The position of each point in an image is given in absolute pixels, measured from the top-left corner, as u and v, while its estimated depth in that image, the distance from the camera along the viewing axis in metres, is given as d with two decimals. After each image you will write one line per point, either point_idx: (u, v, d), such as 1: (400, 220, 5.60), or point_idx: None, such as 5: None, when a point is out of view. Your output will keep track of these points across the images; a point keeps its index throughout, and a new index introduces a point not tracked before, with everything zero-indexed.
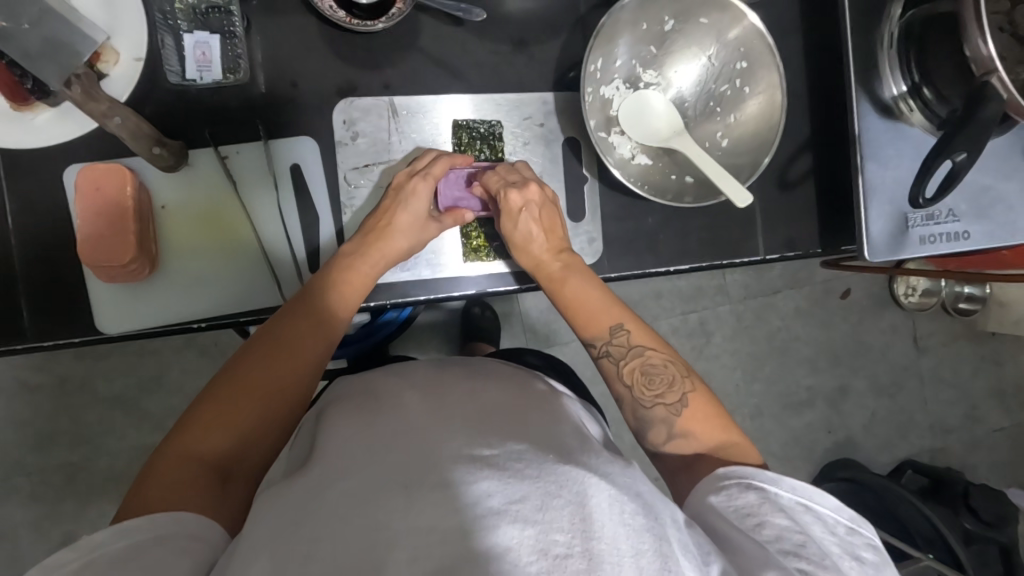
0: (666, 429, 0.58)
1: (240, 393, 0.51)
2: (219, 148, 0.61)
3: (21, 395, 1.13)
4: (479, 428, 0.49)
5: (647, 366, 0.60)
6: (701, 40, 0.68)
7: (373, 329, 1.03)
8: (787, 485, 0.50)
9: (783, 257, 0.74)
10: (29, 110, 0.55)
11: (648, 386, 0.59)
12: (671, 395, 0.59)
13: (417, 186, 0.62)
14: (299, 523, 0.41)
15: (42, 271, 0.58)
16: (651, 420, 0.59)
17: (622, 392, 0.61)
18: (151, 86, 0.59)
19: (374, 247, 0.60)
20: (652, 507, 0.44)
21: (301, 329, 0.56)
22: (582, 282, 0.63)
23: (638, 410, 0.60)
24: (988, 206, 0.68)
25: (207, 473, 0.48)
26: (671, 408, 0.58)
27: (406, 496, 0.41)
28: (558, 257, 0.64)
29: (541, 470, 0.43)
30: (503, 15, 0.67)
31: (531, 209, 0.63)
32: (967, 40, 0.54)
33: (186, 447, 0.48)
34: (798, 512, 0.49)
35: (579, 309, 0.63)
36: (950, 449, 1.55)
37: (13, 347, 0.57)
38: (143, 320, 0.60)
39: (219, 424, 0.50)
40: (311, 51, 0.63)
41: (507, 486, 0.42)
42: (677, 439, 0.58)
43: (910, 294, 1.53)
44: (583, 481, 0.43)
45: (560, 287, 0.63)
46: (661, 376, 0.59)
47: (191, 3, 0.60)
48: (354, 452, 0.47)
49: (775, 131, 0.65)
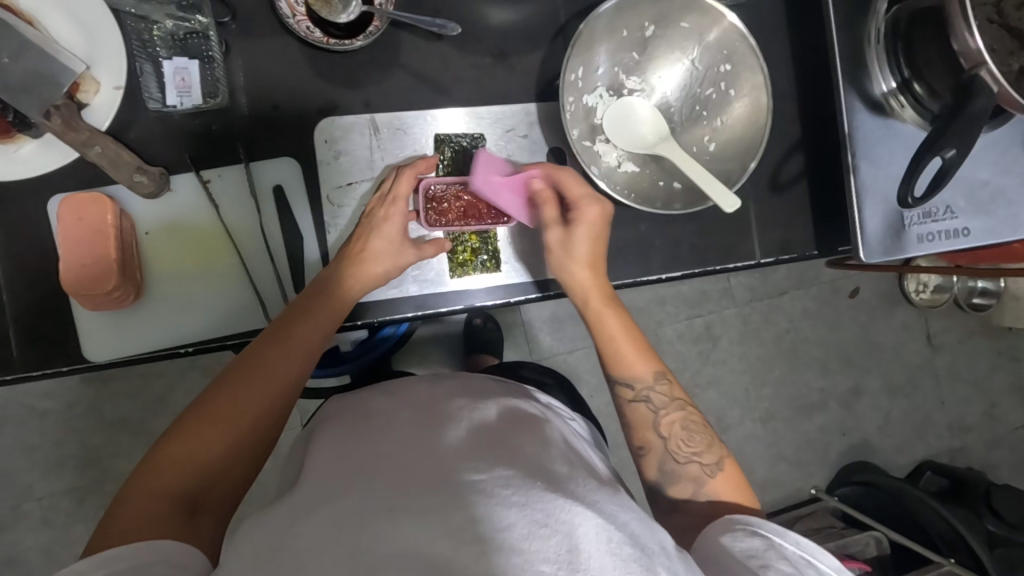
0: (692, 487, 0.57)
1: (220, 418, 0.51)
2: (200, 172, 0.61)
3: (29, 422, 1.14)
4: (464, 451, 0.48)
5: (686, 423, 0.59)
6: (683, 44, 0.67)
7: (372, 345, 1.02)
8: (793, 539, 0.48)
9: (779, 261, 0.73)
10: (12, 142, 0.56)
11: (686, 444, 0.58)
12: (708, 456, 0.58)
13: (390, 212, 0.62)
14: (278, 551, 0.40)
15: (30, 301, 0.58)
16: (678, 475, 0.58)
17: (654, 440, 0.59)
18: (131, 113, 0.60)
19: (354, 269, 0.60)
20: (639, 537, 0.43)
21: (283, 355, 0.55)
22: (621, 320, 0.63)
23: (666, 463, 0.58)
24: (988, 202, 0.66)
25: (182, 503, 0.47)
26: (705, 468, 0.58)
27: (388, 521, 0.40)
28: (604, 289, 0.64)
29: (529, 497, 0.42)
30: (482, 27, 0.67)
31: (587, 234, 0.63)
32: (954, 35, 0.53)
33: (162, 476, 0.48)
34: (801, 564, 0.46)
35: (616, 345, 0.62)
36: (970, 448, 1.51)
37: (3, 378, 0.57)
38: (130, 346, 0.60)
39: (196, 452, 0.50)
40: (290, 72, 0.63)
41: (490, 512, 0.41)
42: (700, 499, 0.57)
43: (921, 291, 1.50)
44: (572, 509, 0.42)
45: (603, 319, 0.63)
46: (700, 436, 0.59)
47: (169, 30, 0.60)
48: (336, 481, 0.46)
49: (761, 134, 0.64)
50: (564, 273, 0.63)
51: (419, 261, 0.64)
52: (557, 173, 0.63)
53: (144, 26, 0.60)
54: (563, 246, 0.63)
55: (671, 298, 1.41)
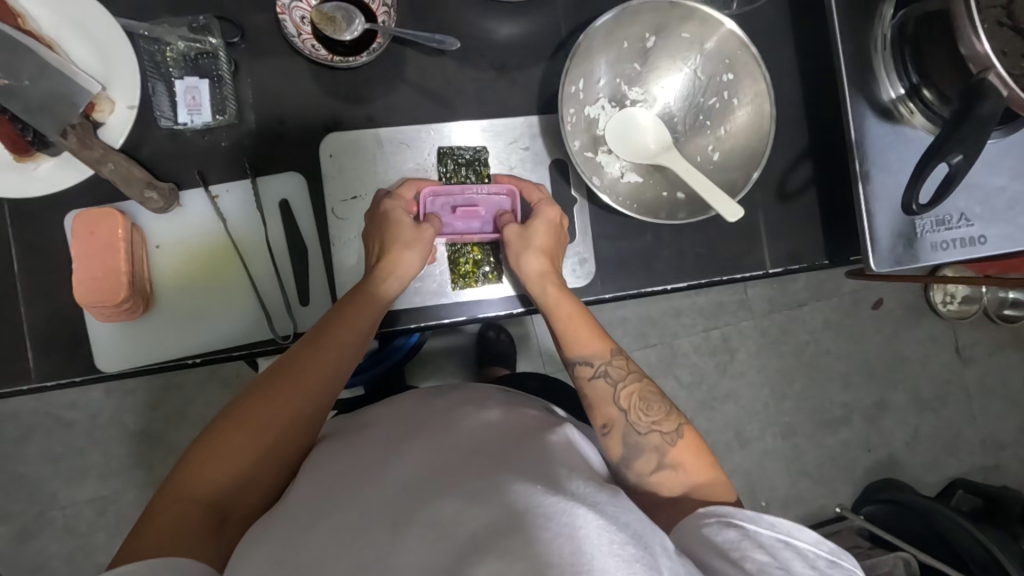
0: (657, 457, 0.56)
1: (244, 427, 0.52)
2: (209, 188, 0.63)
3: (54, 432, 1.17)
4: (467, 458, 0.48)
5: (644, 393, 0.60)
6: (684, 54, 0.67)
7: (384, 356, 1.03)
8: (766, 522, 0.48)
9: (788, 271, 0.71)
10: (31, 160, 0.58)
11: (645, 414, 0.58)
12: (667, 424, 0.58)
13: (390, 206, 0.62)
14: (284, 562, 0.41)
15: (46, 314, 0.60)
16: (643, 446, 0.57)
17: (616, 414, 0.59)
18: (145, 131, 0.62)
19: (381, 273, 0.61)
20: (642, 536, 0.42)
21: (308, 362, 0.56)
22: (577, 302, 0.63)
23: (629, 435, 0.57)
24: (1004, 209, 0.64)
25: (208, 513, 0.48)
26: (666, 437, 0.57)
27: (394, 535, 0.41)
28: (558, 279, 0.63)
29: (530, 502, 0.42)
30: (485, 42, 0.68)
31: (543, 223, 0.63)
32: (962, 38, 0.51)
33: (189, 488, 0.49)
34: (778, 551, 0.46)
35: (576, 327, 0.62)
36: (1004, 467, 1.45)
37: (19, 388, 0.59)
38: (140, 359, 0.61)
39: (219, 462, 0.50)
40: (297, 89, 0.64)
41: (495, 517, 0.41)
42: (666, 471, 0.56)
43: (948, 302, 1.45)
44: (573, 512, 0.41)
45: (563, 303, 0.62)
46: (658, 405, 0.59)
47: (181, 50, 0.63)
48: (339, 491, 0.46)
49: (763, 141, 0.63)
50: (520, 264, 0.62)
51: (422, 266, 0.63)
52: (524, 186, 0.66)
53: (158, 47, 0.62)
54: (521, 236, 0.62)
55: (687, 309, 1.39)
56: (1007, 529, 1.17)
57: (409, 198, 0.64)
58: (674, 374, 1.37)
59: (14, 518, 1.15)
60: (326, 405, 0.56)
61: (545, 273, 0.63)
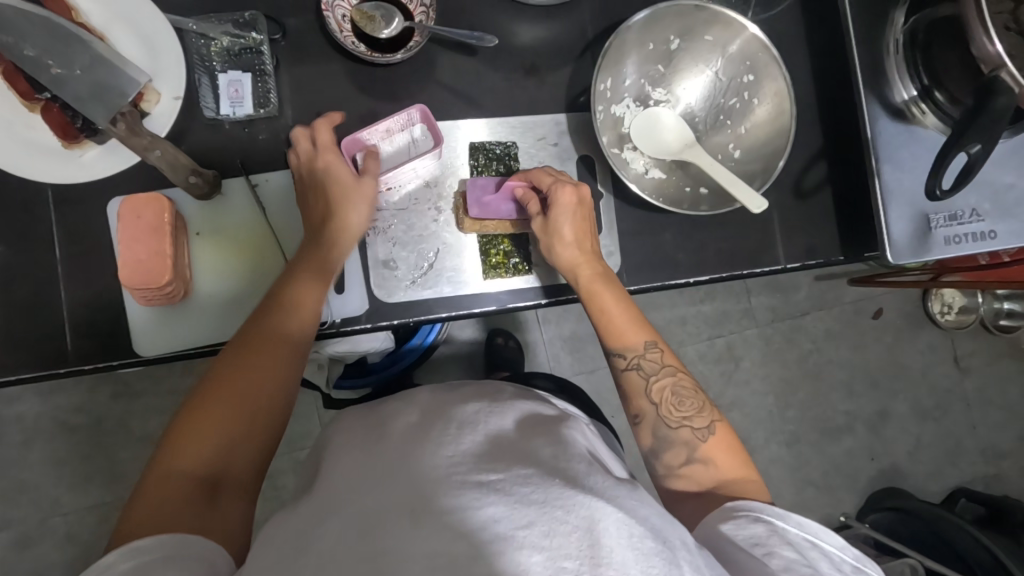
0: (686, 452, 0.57)
1: (222, 398, 0.52)
2: (250, 176, 0.64)
3: (60, 436, 1.16)
4: (474, 455, 0.46)
5: (677, 388, 0.60)
6: (707, 57, 0.70)
7: (398, 356, 1.04)
8: (794, 520, 0.49)
9: (804, 266, 0.74)
10: (78, 147, 0.60)
11: (677, 408, 0.59)
12: (699, 420, 0.58)
13: (327, 160, 0.62)
14: (301, 550, 0.41)
15: (85, 299, 0.61)
16: (672, 441, 0.58)
17: (647, 407, 0.60)
18: (187, 122, 0.64)
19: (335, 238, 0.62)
20: (661, 531, 0.42)
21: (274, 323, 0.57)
22: (613, 292, 0.63)
23: (659, 428, 0.59)
24: (1012, 204, 0.67)
25: (196, 486, 0.48)
26: (697, 433, 0.58)
27: (410, 521, 0.40)
28: (594, 265, 0.64)
29: (548, 495, 0.41)
30: (514, 44, 0.71)
31: (570, 207, 0.63)
32: (973, 40, 0.54)
33: (173, 463, 0.49)
34: (805, 548, 0.47)
35: (611, 317, 0.62)
36: (1004, 476, 1.47)
37: (57, 371, 0.60)
38: (178, 341, 0.62)
39: (199, 436, 0.50)
40: (334, 84, 0.67)
41: (508, 513, 0.40)
42: (695, 464, 0.57)
43: (946, 312, 1.48)
44: (592, 504, 0.40)
45: (595, 294, 0.63)
46: (690, 400, 0.59)
47: (225, 46, 0.65)
48: (357, 487, 0.45)
49: (784, 136, 0.66)
50: (553, 255, 0.64)
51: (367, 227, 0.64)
52: (533, 175, 0.64)
53: (204, 43, 0.65)
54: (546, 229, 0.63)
55: (692, 318, 1.41)
56: (1011, 536, 1.18)
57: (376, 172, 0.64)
58: None
59: (15, 525, 1.13)
60: (295, 366, 0.57)
61: (576, 260, 0.63)
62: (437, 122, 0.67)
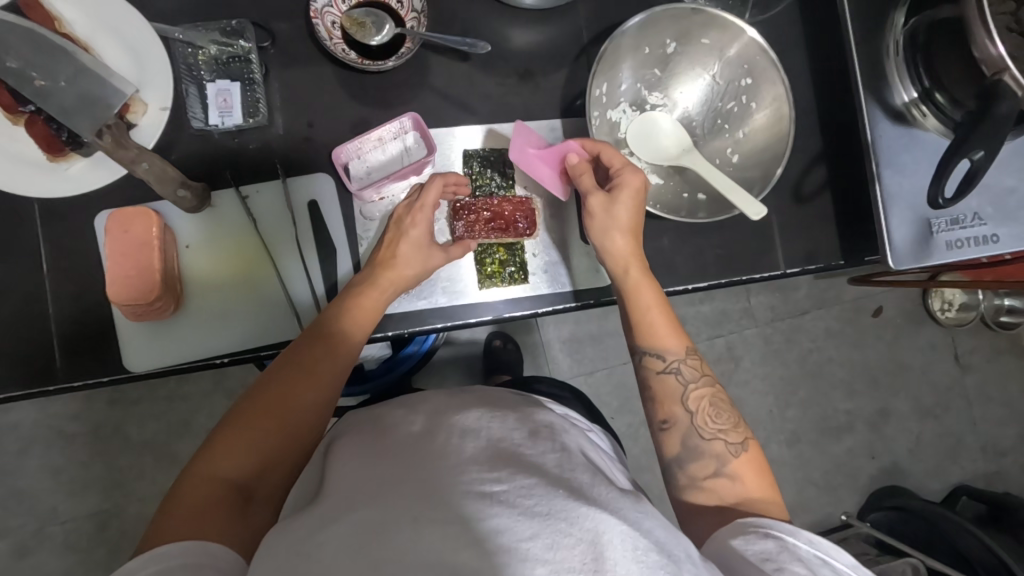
0: (714, 465, 0.55)
1: (268, 414, 0.52)
2: (240, 188, 0.64)
3: (57, 444, 1.15)
4: (477, 457, 0.45)
5: (714, 400, 0.58)
6: (704, 60, 0.69)
7: (395, 363, 1.02)
8: (806, 537, 0.48)
9: (805, 271, 0.73)
10: (64, 161, 0.59)
11: (713, 420, 0.57)
12: (733, 435, 0.57)
13: (416, 218, 0.62)
14: (303, 555, 0.38)
15: (73, 315, 0.60)
16: (702, 451, 0.56)
17: (679, 413, 0.58)
18: (175, 134, 0.63)
19: (388, 271, 0.61)
20: (666, 543, 0.41)
21: (323, 346, 0.57)
22: (653, 293, 0.61)
23: (690, 437, 0.57)
24: (1014, 208, 0.66)
25: (232, 495, 0.48)
26: (730, 447, 0.56)
27: (413, 529, 0.38)
28: (640, 263, 0.62)
29: (552, 507, 0.40)
30: (507, 49, 0.69)
31: (625, 196, 0.62)
32: (974, 42, 0.53)
33: (213, 467, 0.49)
34: (817, 565, 0.46)
35: (648, 315, 0.61)
36: (1006, 473, 1.47)
37: (46, 388, 0.59)
38: (170, 356, 0.61)
39: (242, 445, 0.50)
40: (325, 92, 0.65)
41: (514, 522, 0.39)
42: (721, 479, 0.55)
43: (946, 309, 1.47)
44: (596, 516, 0.39)
45: (637, 289, 0.61)
46: (727, 414, 0.58)
47: (213, 54, 0.64)
48: (359, 488, 0.42)
49: (784, 140, 0.65)
50: (603, 242, 0.62)
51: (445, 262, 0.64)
52: (598, 148, 0.63)
53: (191, 51, 0.63)
54: (604, 211, 0.62)
55: (691, 318, 1.40)
56: (1013, 534, 1.18)
57: (432, 202, 0.63)
58: None
59: (14, 533, 1.13)
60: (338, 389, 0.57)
61: (630, 254, 0.62)
62: (429, 130, 0.66)
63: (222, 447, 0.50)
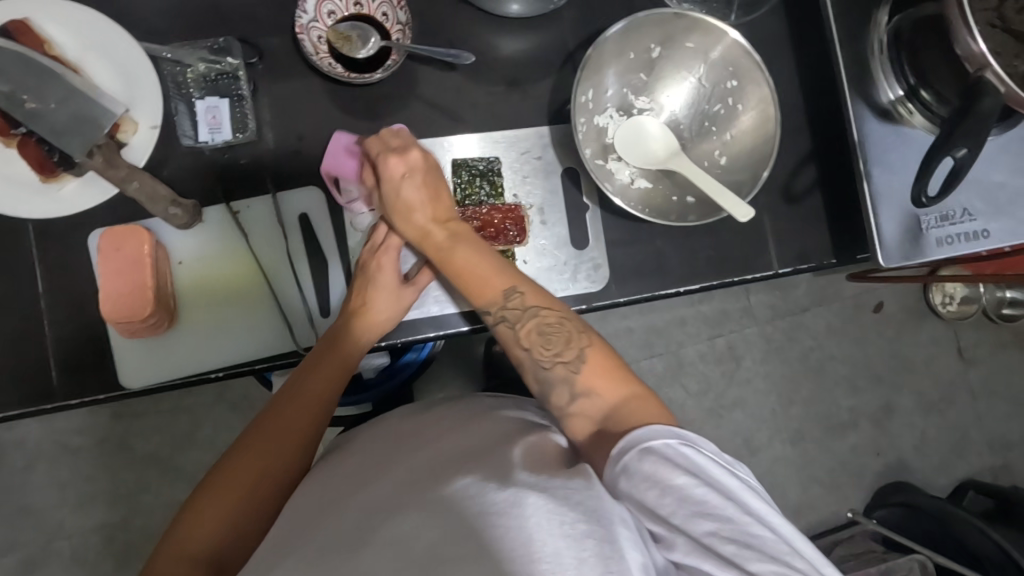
0: (567, 390, 0.53)
1: (236, 477, 0.52)
2: (231, 204, 0.64)
3: (62, 459, 1.16)
4: (422, 479, 0.46)
5: (543, 327, 0.56)
6: (689, 64, 0.69)
7: (394, 370, 1.03)
8: (672, 433, 0.46)
9: (797, 271, 0.73)
10: (55, 182, 0.60)
11: (547, 346, 0.55)
12: (570, 352, 0.54)
13: (382, 262, 0.63)
14: None
15: (68, 333, 0.61)
16: (552, 381, 0.54)
17: (522, 357, 0.57)
18: (167, 151, 0.63)
19: (356, 317, 0.62)
20: (597, 511, 0.43)
21: (293, 395, 0.57)
22: (469, 248, 0.60)
23: (538, 373, 0.55)
24: (1005, 203, 0.66)
25: (207, 566, 0.49)
26: (569, 366, 0.54)
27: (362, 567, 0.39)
28: (446, 226, 0.62)
29: (482, 504, 0.42)
30: (494, 57, 0.70)
31: (414, 174, 0.61)
32: (957, 40, 0.53)
33: (183, 545, 0.49)
34: (693, 463, 0.45)
35: (467, 273, 0.60)
36: (1013, 467, 1.46)
37: (44, 406, 0.59)
38: (164, 372, 0.62)
39: (211, 515, 0.50)
40: (314, 105, 0.66)
41: (448, 523, 0.42)
42: (581, 400, 0.53)
43: (947, 303, 1.47)
44: (523, 503, 0.42)
45: (448, 256, 0.61)
46: (558, 334, 0.55)
47: (202, 71, 0.64)
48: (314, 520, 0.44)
49: (769, 144, 0.65)
50: (402, 223, 0.62)
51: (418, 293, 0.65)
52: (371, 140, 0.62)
53: (180, 69, 0.64)
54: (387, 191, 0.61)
55: (691, 318, 1.40)
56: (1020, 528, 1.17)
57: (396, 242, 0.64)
58: (681, 383, 1.37)
59: (22, 548, 1.13)
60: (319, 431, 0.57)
61: (429, 221, 0.62)
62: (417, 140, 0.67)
63: (190, 525, 0.50)
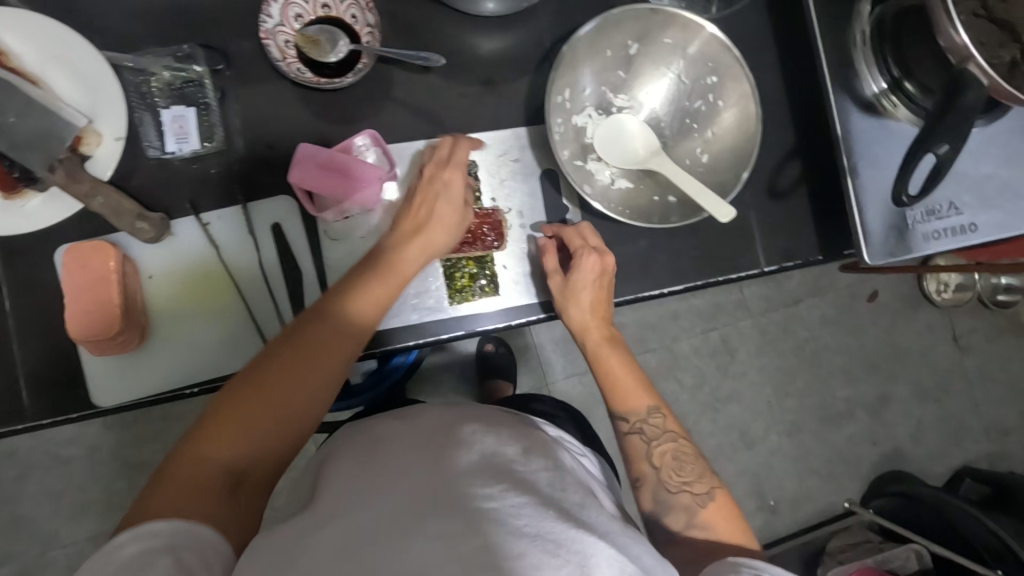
0: (686, 517, 0.56)
1: (260, 398, 0.50)
2: (200, 216, 0.63)
3: (53, 469, 1.15)
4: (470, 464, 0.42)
5: (678, 454, 0.59)
6: (668, 60, 0.68)
7: (383, 375, 1.02)
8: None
9: (783, 269, 0.71)
10: (20, 197, 0.58)
11: (678, 473, 0.58)
12: (700, 485, 0.57)
13: (448, 175, 0.62)
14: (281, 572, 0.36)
15: (38, 351, 0.59)
16: (671, 505, 0.57)
17: (647, 471, 0.59)
18: (133, 162, 0.62)
19: (411, 240, 0.60)
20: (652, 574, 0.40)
21: (342, 313, 0.55)
22: (618, 355, 0.64)
23: (660, 493, 0.58)
24: (993, 195, 0.65)
25: (221, 477, 0.47)
26: (697, 498, 0.57)
27: (405, 536, 0.36)
28: (604, 325, 0.65)
29: (539, 529, 0.38)
30: (469, 57, 0.68)
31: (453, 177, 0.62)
32: (939, 32, 0.52)
33: (203, 449, 0.47)
34: None
35: (616, 382, 0.63)
36: (1009, 453, 1.45)
37: (13, 428, 0.58)
38: (137, 389, 0.60)
39: (238, 432, 0.49)
40: (284, 111, 0.64)
41: (494, 532, 0.37)
42: (694, 530, 0.55)
43: (942, 291, 1.45)
44: (586, 541, 0.38)
45: (600, 360, 0.64)
46: (691, 466, 0.58)
47: (167, 80, 0.63)
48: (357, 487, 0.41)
49: (751, 141, 0.64)
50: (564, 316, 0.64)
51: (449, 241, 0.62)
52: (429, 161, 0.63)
53: (143, 78, 0.63)
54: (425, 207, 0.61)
55: (685, 312, 1.38)
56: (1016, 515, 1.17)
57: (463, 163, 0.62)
58: (676, 378, 1.36)
59: (16, 559, 1.13)
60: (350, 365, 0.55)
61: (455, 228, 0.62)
62: (390, 146, 0.65)
63: (215, 428, 0.48)
